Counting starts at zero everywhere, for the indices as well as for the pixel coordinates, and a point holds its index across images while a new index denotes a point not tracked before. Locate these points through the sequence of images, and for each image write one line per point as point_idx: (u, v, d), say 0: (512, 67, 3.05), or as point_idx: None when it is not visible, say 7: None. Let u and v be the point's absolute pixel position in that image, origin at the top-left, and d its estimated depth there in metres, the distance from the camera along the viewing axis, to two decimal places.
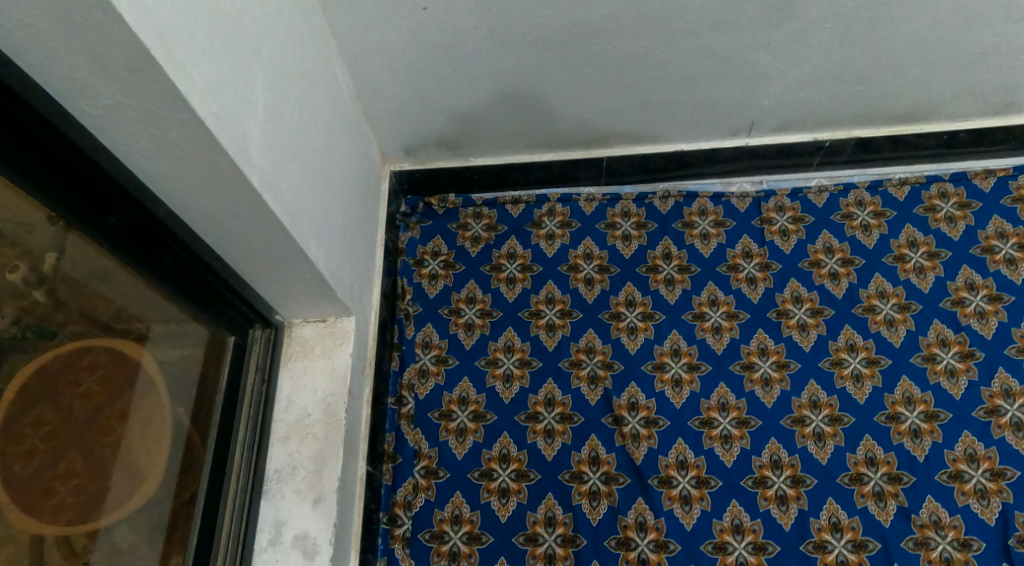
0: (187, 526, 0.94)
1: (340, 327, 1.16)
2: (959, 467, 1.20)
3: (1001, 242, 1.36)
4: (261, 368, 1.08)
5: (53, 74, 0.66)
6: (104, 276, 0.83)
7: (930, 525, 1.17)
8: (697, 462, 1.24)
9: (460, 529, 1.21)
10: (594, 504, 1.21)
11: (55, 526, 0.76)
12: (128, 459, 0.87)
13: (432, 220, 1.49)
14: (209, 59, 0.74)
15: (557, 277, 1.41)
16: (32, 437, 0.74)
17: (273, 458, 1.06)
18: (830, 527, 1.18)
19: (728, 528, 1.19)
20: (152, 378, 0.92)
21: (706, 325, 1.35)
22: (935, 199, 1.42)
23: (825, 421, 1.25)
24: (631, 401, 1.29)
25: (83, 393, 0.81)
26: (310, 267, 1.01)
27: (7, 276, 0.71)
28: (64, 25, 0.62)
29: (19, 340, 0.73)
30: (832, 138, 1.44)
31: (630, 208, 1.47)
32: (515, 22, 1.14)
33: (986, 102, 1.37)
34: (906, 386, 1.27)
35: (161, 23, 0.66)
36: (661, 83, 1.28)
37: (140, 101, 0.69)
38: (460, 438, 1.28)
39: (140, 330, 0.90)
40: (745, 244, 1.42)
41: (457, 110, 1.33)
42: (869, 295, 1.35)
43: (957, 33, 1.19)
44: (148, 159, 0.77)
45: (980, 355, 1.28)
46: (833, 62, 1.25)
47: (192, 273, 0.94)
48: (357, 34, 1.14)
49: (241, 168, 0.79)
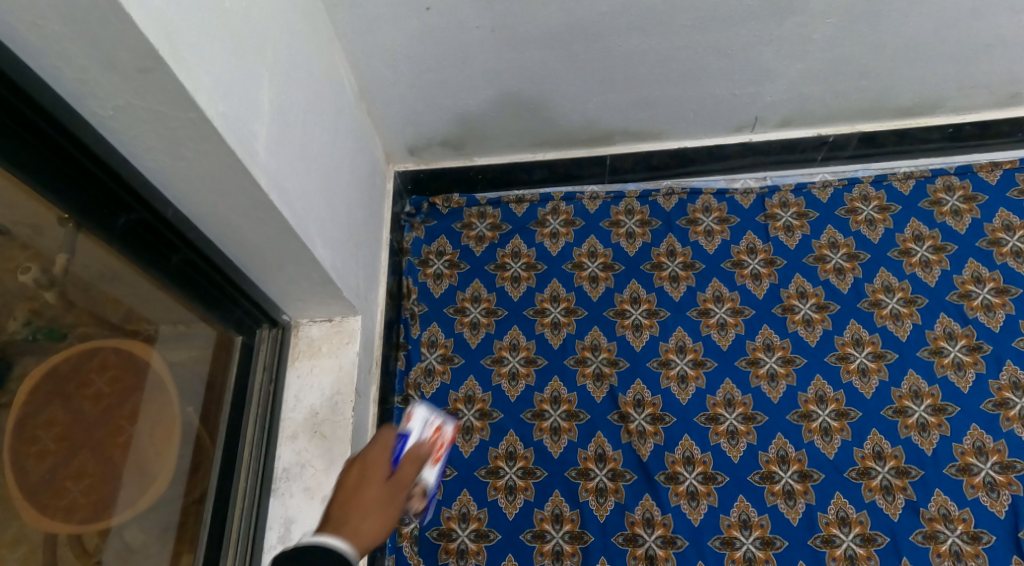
0: (197, 523, 0.95)
1: (346, 327, 1.17)
2: (968, 460, 1.20)
3: (1007, 235, 1.35)
4: (268, 369, 1.09)
5: (63, 77, 0.67)
6: (113, 278, 0.85)
7: (939, 519, 1.16)
8: (704, 458, 1.24)
9: (468, 527, 1.22)
10: (601, 501, 1.22)
11: (67, 525, 0.77)
12: (139, 460, 0.89)
13: (437, 220, 1.50)
14: (216, 59, 0.75)
15: (561, 275, 1.42)
16: (44, 439, 0.75)
17: (281, 456, 1.07)
18: (838, 522, 1.18)
19: (735, 523, 1.19)
20: (162, 378, 0.94)
21: (711, 322, 1.35)
22: (940, 192, 1.41)
23: (832, 415, 1.25)
24: (637, 397, 1.29)
25: (93, 394, 0.82)
26: (315, 267, 1.01)
27: (19, 279, 0.73)
28: (74, 28, 0.62)
29: (29, 342, 0.74)
30: (836, 133, 1.44)
31: (634, 206, 1.48)
32: (517, 21, 1.14)
33: (992, 94, 1.35)
34: (913, 380, 1.26)
35: (170, 25, 0.67)
36: (666, 79, 1.28)
37: (149, 102, 0.70)
38: (466, 436, 1.28)
39: (148, 332, 0.92)
40: (750, 240, 1.42)
41: (459, 110, 1.34)
42: (875, 290, 1.35)
43: (958, 26, 1.19)
44: (156, 159, 0.77)
45: (988, 348, 1.27)
46: (836, 57, 1.24)
47: (199, 272, 0.95)
48: (358, 35, 1.15)
49: (248, 166, 0.80)
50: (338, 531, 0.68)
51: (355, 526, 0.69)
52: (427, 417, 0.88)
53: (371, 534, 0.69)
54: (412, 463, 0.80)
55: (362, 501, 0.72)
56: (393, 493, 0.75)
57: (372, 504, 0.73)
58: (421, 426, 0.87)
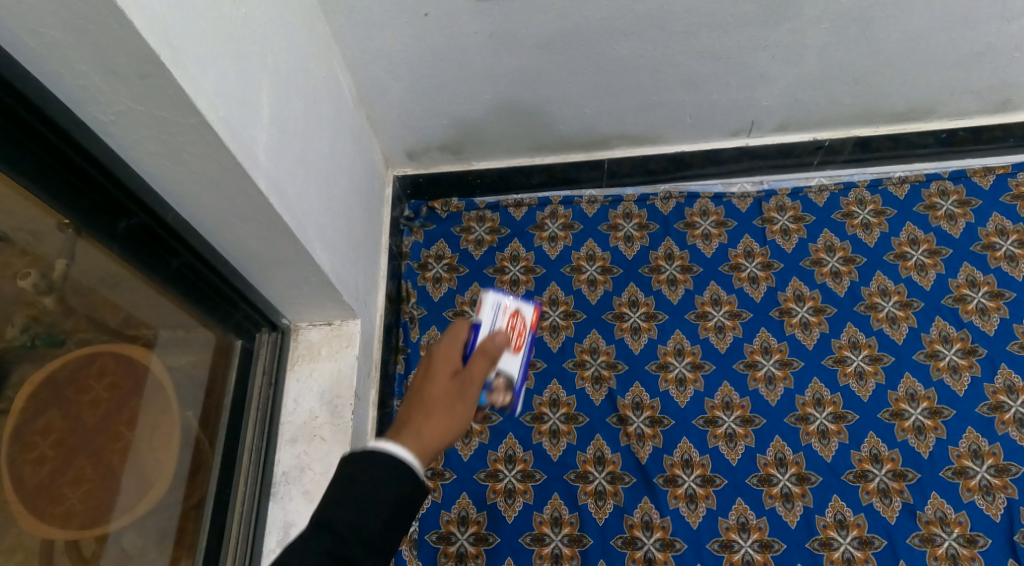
0: (196, 528, 0.96)
1: (345, 330, 1.17)
2: (964, 463, 1.20)
3: (1001, 239, 1.36)
4: (268, 373, 1.09)
5: (65, 82, 0.67)
6: (112, 282, 0.85)
7: (935, 522, 1.17)
8: (702, 461, 1.24)
9: (467, 530, 1.22)
10: (600, 503, 1.22)
11: (65, 531, 0.77)
12: (138, 464, 0.89)
13: (436, 223, 1.50)
14: (216, 64, 0.75)
15: (560, 278, 1.42)
16: (42, 445, 0.75)
17: (280, 460, 1.07)
18: (836, 525, 1.18)
19: (733, 526, 1.20)
20: (161, 382, 0.94)
21: (709, 324, 1.35)
22: (935, 197, 1.42)
23: (829, 418, 1.26)
24: (635, 400, 1.29)
25: (92, 400, 0.82)
26: (315, 271, 1.02)
27: (18, 284, 0.73)
28: (76, 34, 0.63)
29: (27, 349, 0.74)
30: (832, 138, 1.44)
31: (632, 210, 1.48)
32: (515, 26, 1.15)
33: (985, 99, 1.36)
34: (909, 383, 1.27)
35: (170, 30, 0.67)
36: (662, 83, 1.28)
37: (149, 107, 0.70)
38: (466, 439, 1.28)
39: (147, 337, 0.92)
40: (748, 243, 1.43)
41: (457, 115, 1.34)
42: (871, 293, 1.35)
43: (951, 32, 1.19)
44: (157, 164, 0.77)
45: (983, 352, 1.28)
46: (831, 62, 1.25)
47: (199, 276, 0.95)
48: (357, 41, 1.15)
49: (248, 171, 0.80)
50: (402, 429, 0.73)
51: (426, 417, 0.75)
52: (499, 303, 0.93)
53: (434, 430, 0.74)
54: (482, 358, 0.84)
55: (431, 400, 0.78)
56: (463, 387, 0.81)
57: (440, 404, 0.78)
58: (495, 312, 0.92)
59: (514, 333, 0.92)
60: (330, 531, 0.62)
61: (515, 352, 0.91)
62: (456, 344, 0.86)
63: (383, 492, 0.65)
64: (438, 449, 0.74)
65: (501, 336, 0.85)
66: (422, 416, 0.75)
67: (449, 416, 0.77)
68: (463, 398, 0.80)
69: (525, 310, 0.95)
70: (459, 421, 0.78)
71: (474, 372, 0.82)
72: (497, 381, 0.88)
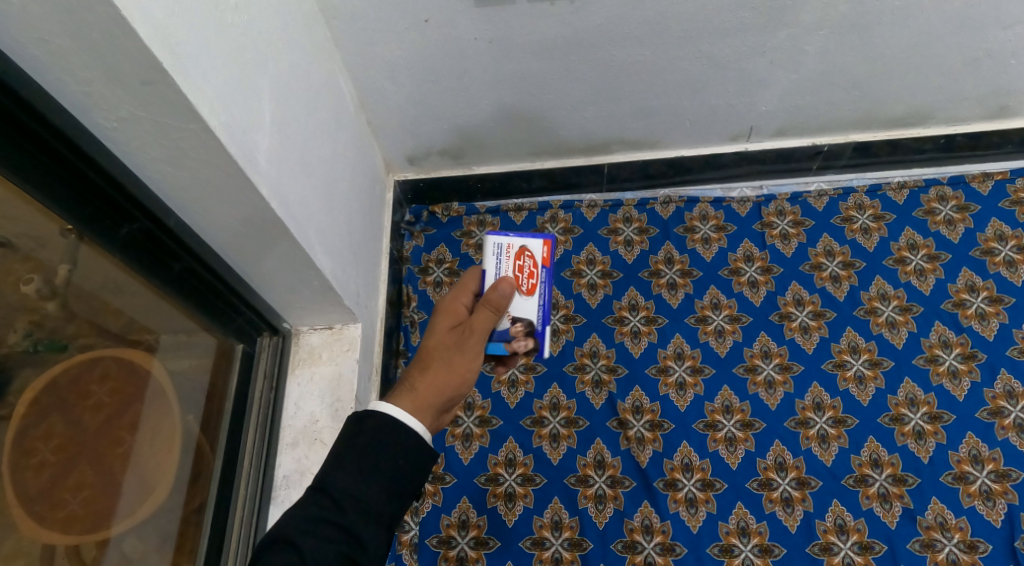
0: (197, 533, 0.96)
1: (346, 334, 1.17)
2: (964, 468, 1.21)
3: (1000, 245, 1.37)
4: (269, 376, 1.10)
5: (68, 89, 0.68)
6: (114, 288, 0.86)
7: (936, 527, 1.17)
8: (702, 465, 1.24)
9: (467, 534, 1.22)
10: (600, 507, 1.22)
11: (66, 537, 0.78)
12: (139, 469, 0.89)
13: (437, 228, 1.52)
14: (218, 71, 0.76)
15: (560, 282, 1.42)
16: (43, 450, 0.76)
17: (281, 464, 1.07)
18: (836, 529, 1.18)
19: (734, 531, 1.20)
20: (162, 386, 0.94)
21: (709, 328, 1.36)
22: (934, 202, 1.42)
23: (829, 422, 1.26)
24: (635, 404, 1.30)
25: (93, 405, 0.83)
26: (316, 275, 1.02)
27: (20, 290, 0.73)
28: (80, 42, 0.63)
29: (29, 354, 0.75)
30: (831, 143, 1.44)
31: (632, 214, 1.49)
32: (515, 32, 1.15)
33: (983, 106, 1.36)
34: (909, 388, 1.27)
35: (172, 37, 0.68)
36: (661, 89, 1.29)
37: (152, 114, 0.70)
38: (466, 443, 1.29)
39: (149, 341, 0.92)
40: (747, 247, 1.43)
41: (457, 120, 1.35)
42: (870, 298, 1.36)
43: (949, 38, 1.20)
44: (159, 170, 0.78)
45: (983, 357, 1.28)
46: (830, 68, 1.25)
47: (201, 280, 0.95)
48: (358, 46, 1.16)
49: (250, 177, 0.81)
50: (404, 386, 0.82)
51: (425, 372, 0.83)
52: (499, 245, 0.93)
53: (431, 384, 0.82)
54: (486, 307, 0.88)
55: (431, 354, 0.85)
56: (462, 338, 0.87)
57: (440, 358, 0.85)
58: (499, 258, 0.92)
59: (523, 274, 0.92)
60: (329, 496, 0.71)
61: (528, 293, 0.92)
62: (464, 296, 0.91)
63: (380, 461, 0.73)
64: (436, 400, 0.82)
65: (504, 287, 0.88)
66: (422, 370, 0.84)
67: (447, 368, 0.84)
68: (463, 349, 0.86)
69: (532, 244, 0.93)
70: (458, 371, 0.84)
71: (474, 323, 0.87)
72: (515, 328, 0.91)
